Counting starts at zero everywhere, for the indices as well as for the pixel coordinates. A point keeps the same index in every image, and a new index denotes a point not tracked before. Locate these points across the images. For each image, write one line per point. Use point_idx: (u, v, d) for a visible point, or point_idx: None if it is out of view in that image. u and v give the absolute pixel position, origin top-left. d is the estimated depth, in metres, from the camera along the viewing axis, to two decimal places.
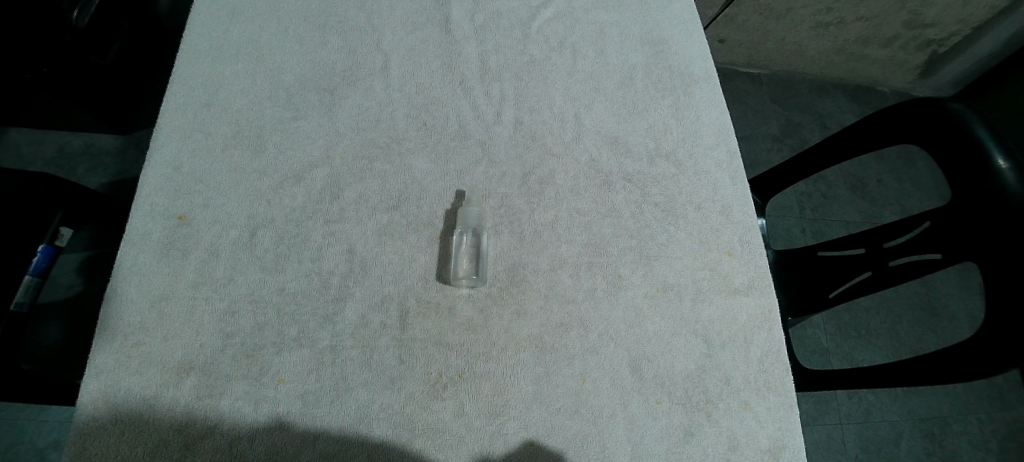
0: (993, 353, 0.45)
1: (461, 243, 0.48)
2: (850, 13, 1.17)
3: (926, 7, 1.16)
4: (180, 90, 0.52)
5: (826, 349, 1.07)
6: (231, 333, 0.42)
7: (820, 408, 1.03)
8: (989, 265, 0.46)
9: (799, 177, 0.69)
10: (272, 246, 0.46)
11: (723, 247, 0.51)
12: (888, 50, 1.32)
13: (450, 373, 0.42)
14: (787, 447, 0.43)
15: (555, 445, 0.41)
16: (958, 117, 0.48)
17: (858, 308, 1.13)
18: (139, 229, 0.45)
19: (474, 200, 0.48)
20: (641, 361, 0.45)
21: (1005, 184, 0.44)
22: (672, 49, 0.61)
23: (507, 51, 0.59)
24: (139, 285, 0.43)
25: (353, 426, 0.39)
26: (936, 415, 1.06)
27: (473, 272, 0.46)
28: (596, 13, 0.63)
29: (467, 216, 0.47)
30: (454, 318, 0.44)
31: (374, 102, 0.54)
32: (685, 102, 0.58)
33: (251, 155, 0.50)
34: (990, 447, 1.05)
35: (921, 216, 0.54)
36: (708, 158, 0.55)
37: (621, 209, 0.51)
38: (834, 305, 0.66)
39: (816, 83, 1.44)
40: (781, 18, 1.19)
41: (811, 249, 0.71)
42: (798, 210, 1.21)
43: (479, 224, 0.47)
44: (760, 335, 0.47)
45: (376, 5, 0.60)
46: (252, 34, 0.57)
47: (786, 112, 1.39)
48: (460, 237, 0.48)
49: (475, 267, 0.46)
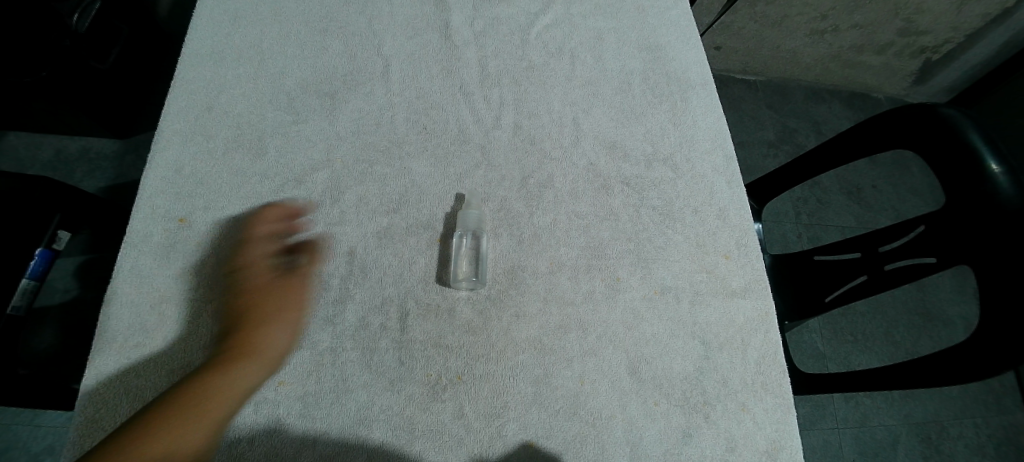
0: (990, 354, 0.45)
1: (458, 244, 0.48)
2: (845, 20, 1.18)
3: (919, 15, 1.17)
4: (184, 93, 0.53)
5: (823, 354, 1.07)
6: (232, 335, 0.42)
7: (816, 412, 1.03)
8: (983, 268, 0.46)
9: (795, 183, 0.69)
10: (273, 248, 0.46)
11: (721, 250, 0.51)
12: (882, 57, 1.33)
13: (450, 374, 0.42)
14: (785, 448, 0.43)
15: (555, 447, 0.41)
16: (951, 122, 0.49)
17: (855, 312, 1.13)
18: (140, 231, 0.45)
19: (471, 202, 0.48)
20: (640, 362, 0.45)
21: (997, 187, 0.45)
22: (669, 55, 0.62)
23: (507, 56, 0.60)
24: (139, 286, 0.43)
25: (352, 428, 0.40)
26: (933, 419, 1.06)
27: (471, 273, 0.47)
28: (595, 19, 0.64)
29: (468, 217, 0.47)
30: (454, 320, 0.44)
31: (374, 106, 0.54)
32: (682, 107, 0.59)
33: (253, 158, 0.50)
34: (986, 451, 1.05)
35: (915, 221, 0.54)
36: (705, 163, 0.56)
37: (619, 212, 0.52)
38: (829, 309, 0.65)
39: (811, 91, 1.46)
40: (776, 26, 1.20)
41: (807, 253, 0.71)
42: (794, 215, 1.21)
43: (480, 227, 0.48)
44: (757, 337, 0.48)
45: (376, 11, 0.61)
46: (254, 39, 0.57)
47: (781, 118, 1.41)
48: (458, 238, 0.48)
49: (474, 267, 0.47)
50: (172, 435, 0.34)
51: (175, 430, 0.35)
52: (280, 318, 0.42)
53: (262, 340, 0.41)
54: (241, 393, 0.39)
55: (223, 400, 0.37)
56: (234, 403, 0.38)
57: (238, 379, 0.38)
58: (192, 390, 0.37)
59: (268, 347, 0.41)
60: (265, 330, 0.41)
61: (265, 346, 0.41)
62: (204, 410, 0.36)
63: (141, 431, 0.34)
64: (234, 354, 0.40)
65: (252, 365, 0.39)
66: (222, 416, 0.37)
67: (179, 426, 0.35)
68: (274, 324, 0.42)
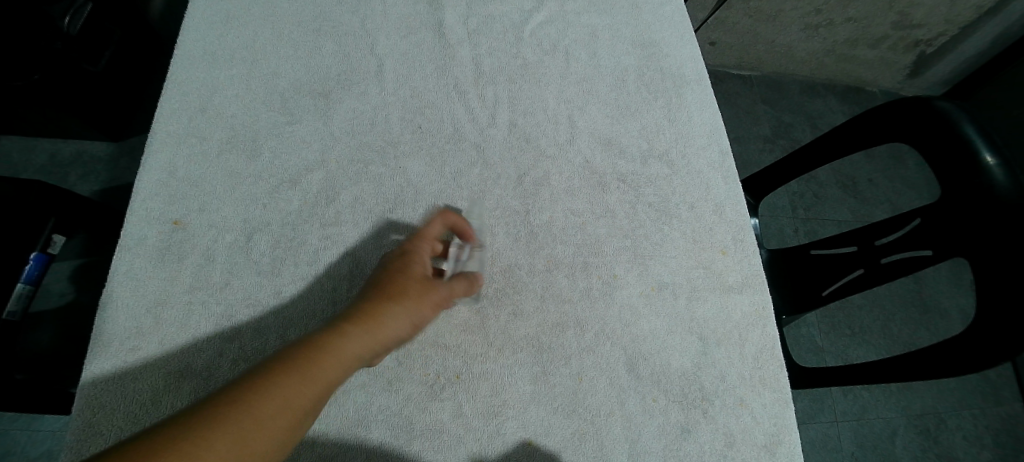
0: (985, 347, 0.44)
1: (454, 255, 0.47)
2: (839, 14, 1.13)
3: (914, 8, 1.11)
4: (176, 95, 0.53)
5: (820, 347, 1.06)
6: (230, 337, 0.42)
7: (815, 405, 0.99)
8: (978, 262, 0.46)
9: (790, 177, 0.69)
10: (269, 249, 0.46)
11: (717, 246, 0.51)
12: (877, 50, 1.26)
13: (448, 373, 0.43)
14: (784, 443, 0.44)
15: (553, 445, 0.42)
16: (946, 114, 0.49)
17: (852, 306, 1.10)
18: (134, 234, 0.46)
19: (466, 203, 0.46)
20: (638, 359, 0.45)
21: (993, 180, 0.45)
22: (664, 51, 0.61)
23: (502, 54, 0.59)
24: (134, 290, 0.43)
25: (352, 429, 0.41)
26: (931, 411, 1.01)
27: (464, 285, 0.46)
28: (590, 16, 0.63)
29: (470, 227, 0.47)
30: (451, 319, 0.45)
31: (368, 106, 0.54)
32: (677, 103, 0.58)
33: (246, 160, 0.50)
34: (984, 443, 1.00)
35: (910, 214, 0.53)
36: (700, 159, 0.56)
37: (615, 209, 0.52)
38: (827, 303, 0.63)
39: (807, 84, 1.40)
40: (770, 21, 1.15)
41: (804, 248, 0.69)
42: (790, 210, 1.22)
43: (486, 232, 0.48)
44: (754, 332, 0.48)
45: (369, 10, 0.60)
46: (247, 40, 0.57)
47: (777, 114, 1.34)
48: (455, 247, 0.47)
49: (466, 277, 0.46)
50: (286, 392, 0.32)
51: (289, 389, 0.32)
52: (403, 301, 0.40)
53: (383, 319, 0.39)
54: (351, 367, 0.37)
55: (334, 367, 0.35)
56: (344, 376, 0.36)
57: (349, 346, 0.37)
58: (310, 355, 0.35)
59: (385, 328, 0.39)
60: (387, 311, 0.40)
61: (381, 326, 0.39)
62: (318, 375, 0.34)
63: (252, 384, 0.32)
64: (350, 326, 0.38)
65: (364, 341, 0.38)
66: (329, 385, 0.35)
67: (292, 383, 0.33)
68: (397, 307, 0.40)
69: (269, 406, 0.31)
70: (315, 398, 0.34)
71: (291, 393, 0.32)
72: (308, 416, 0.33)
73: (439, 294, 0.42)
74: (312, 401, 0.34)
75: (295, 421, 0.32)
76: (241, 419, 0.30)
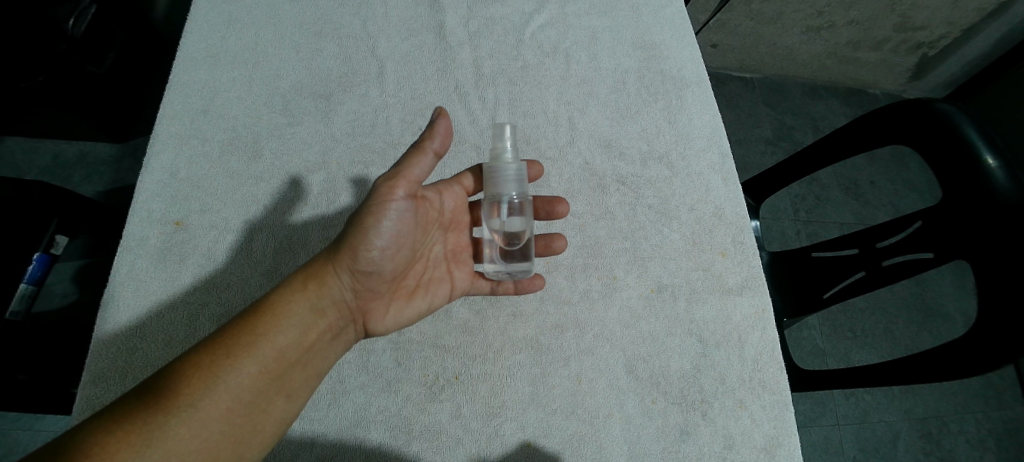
0: (986, 350, 0.44)
1: (488, 214, 0.42)
2: (841, 16, 1.13)
3: (916, 10, 1.11)
4: (178, 97, 0.53)
5: (822, 350, 1.05)
6: None
7: (817, 408, 0.98)
8: (978, 264, 0.45)
9: (791, 178, 0.68)
10: (271, 249, 0.47)
11: (716, 248, 0.51)
12: (879, 53, 1.26)
13: (447, 375, 0.44)
14: (783, 445, 0.44)
15: (552, 446, 0.42)
16: (947, 117, 0.48)
17: (853, 308, 1.09)
18: (137, 235, 0.46)
19: (495, 147, 0.41)
20: (637, 361, 0.45)
21: (994, 181, 0.44)
22: (664, 53, 0.61)
23: (502, 56, 0.59)
24: (135, 290, 0.44)
25: (351, 429, 0.41)
26: (933, 414, 1.00)
27: (514, 260, 0.44)
28: (590, 18, 0.63)
29: (505, 179, 0.40)
30: (450, 321, 0.46)
31: (369, 108, 0.54)
32: (677, 105, 0.58)
33: (248, 161, 0.50)
34: (988, 447, 0.99)
35: (912, 216, 0.52)
36: (701, 161, 0.55)
37: (615, 211, 0.52)
38: (827, 305, 0.62)
39: (808, 86, 1.36)
40: (771, 24, 1.15)
41: (805, 250, 0.68)
42: (791, 212, 1.21)
43: (554, 210, 0.49)
44: (753, 335, 0.47)
45: (371, 11, 0.60)
46: (249, 42, 0.57)
47: (779, 115, 1.32)
48: (490, 206, 0.42)
49: (516, 250, 0.44)
50: (222, 369, 0.32)
51: (220, 365, 0.32)
52: (346, 229, 0.38)
53: (329, 268, 0.38)
54: (303, 328, 0.37)
55: (275, 330, 0.35)
56: (291, 336, 0.36)
57: (288, 307, 0.36)
58: (244, 325, 0.35)
59: (333, 277, 0.38)
60: (328, 257, 0.38)
61: (326, 277, 0.38)
62: (254, 344, 0.34)
63: (184, 365, 0.32)
64: (295, 284, 0.38)
65: (309, 297, 0.37)
66: (277, 350, 0.35)
67: (222, 360, 0.33)
68: (340, 243, 0.38)
69: (202, 384, 0.31)
70: (262, 367, 0.34)
71: (222, 370, 0.32)
72: (260, 387, 0.34)
73: (380, 191, 0.37)
74: (256, 369, 0.34)
75: (238, 390, 0.32)
76: (173, 399, 0.30)
